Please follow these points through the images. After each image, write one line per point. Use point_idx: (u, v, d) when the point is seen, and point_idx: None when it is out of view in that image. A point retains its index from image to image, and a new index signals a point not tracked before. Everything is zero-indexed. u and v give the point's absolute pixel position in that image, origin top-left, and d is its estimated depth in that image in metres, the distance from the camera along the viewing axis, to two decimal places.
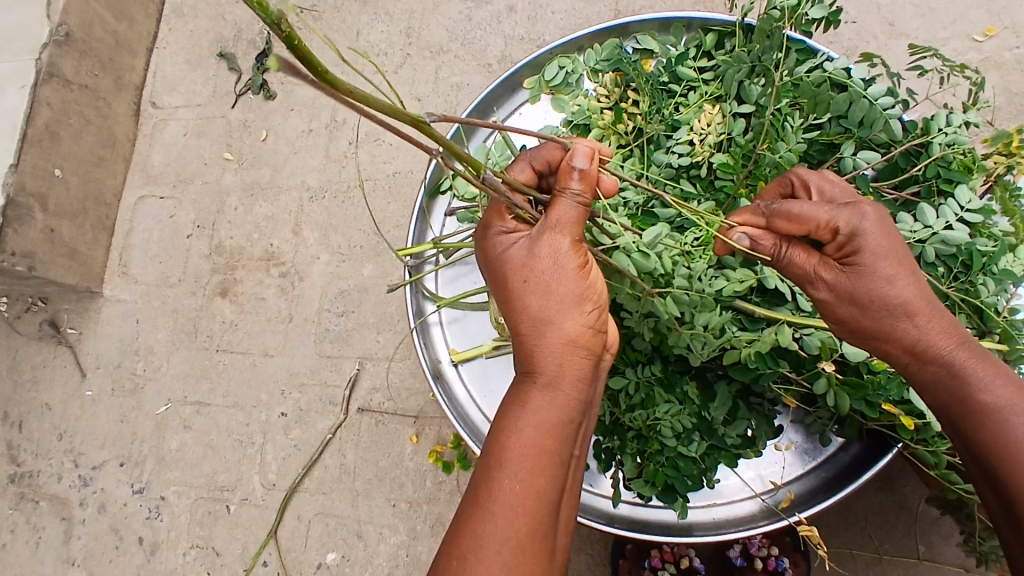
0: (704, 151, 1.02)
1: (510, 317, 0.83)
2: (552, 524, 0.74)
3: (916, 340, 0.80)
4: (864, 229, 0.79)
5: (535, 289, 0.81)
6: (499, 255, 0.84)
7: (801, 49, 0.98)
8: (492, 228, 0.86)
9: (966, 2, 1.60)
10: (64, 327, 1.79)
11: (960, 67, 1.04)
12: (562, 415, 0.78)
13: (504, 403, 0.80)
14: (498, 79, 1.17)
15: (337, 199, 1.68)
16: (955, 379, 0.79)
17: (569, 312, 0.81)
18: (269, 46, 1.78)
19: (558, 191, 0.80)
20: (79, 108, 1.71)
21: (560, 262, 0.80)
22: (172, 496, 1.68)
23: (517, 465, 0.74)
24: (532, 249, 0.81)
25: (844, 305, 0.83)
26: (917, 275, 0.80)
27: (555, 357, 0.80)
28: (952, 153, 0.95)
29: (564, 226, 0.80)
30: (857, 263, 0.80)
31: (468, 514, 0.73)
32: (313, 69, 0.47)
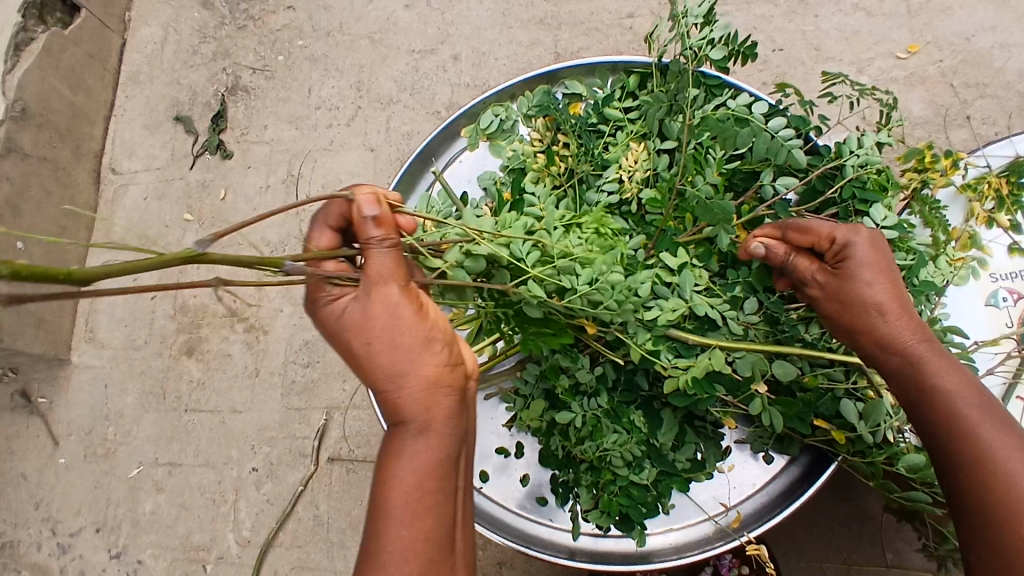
0: (632, 187, 1.08)
1: (363, 370, 0.80)
2: (447, 564, 0.73)
3: (886, 336, 0.85)
4: (855, 239, 0.88)
5: (380, 346, 0.77)
6: (336, 322, 0.80)
7: (715, 86, 1.06)
8: (313, 299, 0.81)
9: (887, 23, 1.68)
10: (35, 396, 1.80)
11: (869, 91, 1.10)
12: (431, 457, 0.75)
13: (378, 452, 0.78)
14: (437, 130, 1.22)
15: (296, 251, 1.71)
16: (923, 371, 0.82)
17: (420, 356, 0.77)
18: (224, 107, 1.84)
19: (368, 245, 0.77)
20: (39, 180, 1.74)
21: (391, 310, 0.77)
22: (149, 560, 1.67)
23: (400, 517, 0.72)
24: (364, 308, 0.78)
25: (829, 304, 0.90)
26: (899, 285, 0.88)
27: (419, 403, 0.76)
28: (866, 173, 1.00)
29: (387, 276, 0.77)
30: (846, 265, 0.88)
31: (360, 571, 0.72)
32: None
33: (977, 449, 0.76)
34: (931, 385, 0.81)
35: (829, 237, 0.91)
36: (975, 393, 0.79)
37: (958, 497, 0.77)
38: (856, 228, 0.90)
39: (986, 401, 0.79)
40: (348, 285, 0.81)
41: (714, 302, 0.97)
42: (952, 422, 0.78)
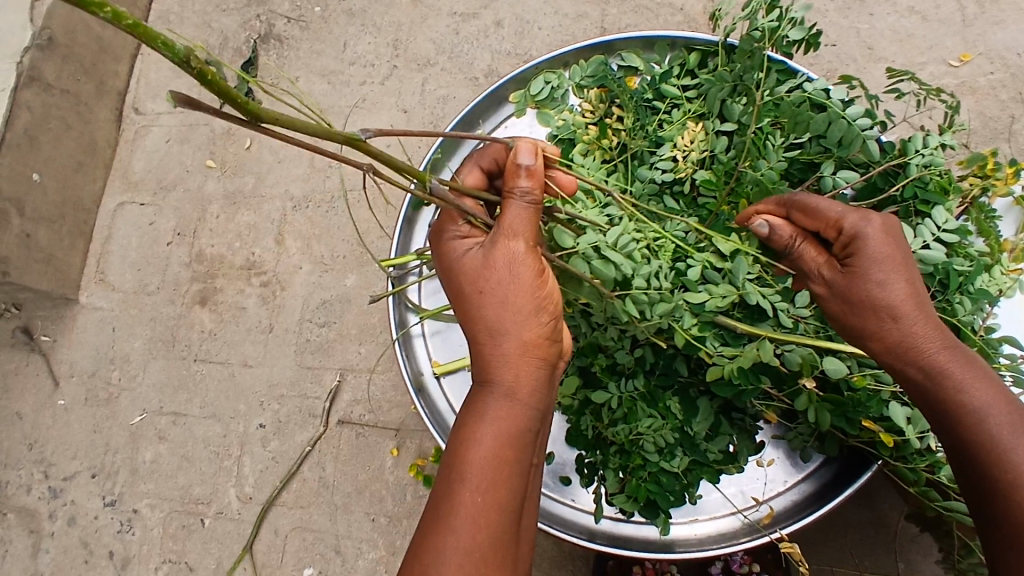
0: (687, 167, 1.03)
1: (466, 324, 0.82)
2: (513, 533, 0.74)
3: (903, 337, 0.82)
4: (867, 232, 0.84)
5: (490, 300, 0.79)
6: (455, 261, 0.83)
7: (783, 70, 1.00)
8: (446, 235, 0.85)
9: (945, 27, 1.64)
10: (38, 334, 1.76)
11: (935, 90, 1.04)
12: (515, 423, 0.76)
13: (461, 412, 0.79)
14: (483, 93, 1.17)
15: (320, 208, 1.67)
16: (943, 375, 0.79)
17: (528, 320, 0.78)
18: (255, 54, 1.78)
19: (509, 193, 0.80)
20: (60, 113, 1.69)
21: (516, 269, 0.78)
22: (145, 509, 1.64)
23: (478, 476, 0.73)
24: (487, 258, 0.80)
25: (836, 303, 0.87)
26: (915, 276, 0.83)
27: (509, 366, 0.78)
28: (929, 174, 0.96)
29: (518, 232, 0.79)
30: (856, 261, 0.84)
31: (429, 528, 0.73)
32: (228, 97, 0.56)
33: (996, 462, 0.75)
34: (951, 391, 0.79)
35: (837, 227, 0.86)
36: (995, 400, 0.77)
37: (981, 507, 0.77)
38: (862, 217, 0.85)
39: (1006, 407, 0.77)
40: (478, 228, 0.85)
41: (767, 291, 0.90)
42: (971, 429, 0.77)
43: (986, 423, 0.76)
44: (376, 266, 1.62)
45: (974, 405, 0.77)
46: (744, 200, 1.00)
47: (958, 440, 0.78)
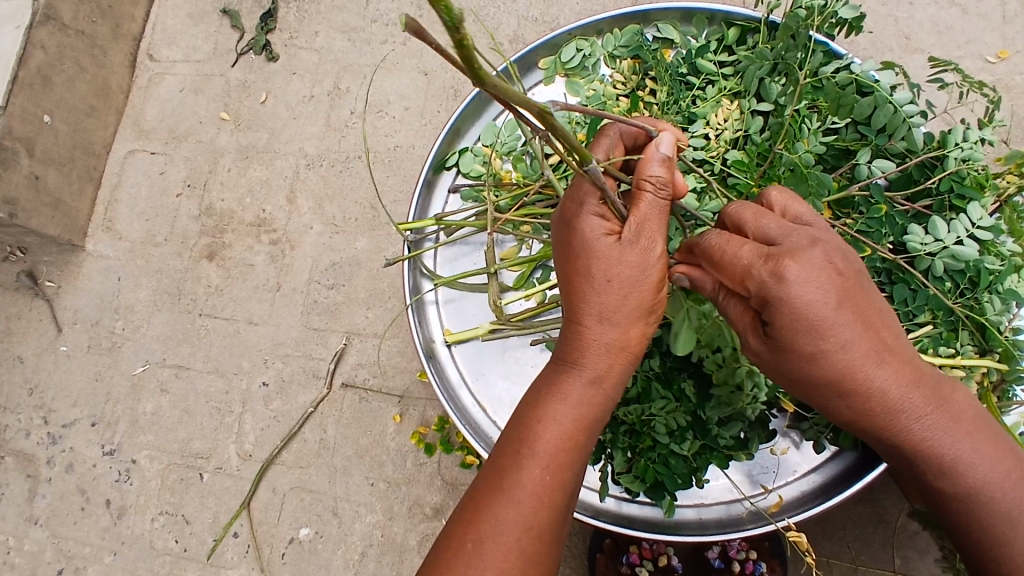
0: (719, 146, 0.99)
1: (565, 303, 0.78)
2: (565, 517, 0.74)
3: (862, 412, 0.76)
4: (786, 299, 0.70)
5: (613, 294, 0.75)
6: (581, 240, 0.76)
7: (825, 51, 0.97)
8: (578, 210, 0.76)
9: (986, 21, 1.59)
10: (42, 279, 1.74)
11: (977, 83, 0.98)
12: (595, 411, 0.76)
13: (537, 386, 0.79)
14: (514, 55, 1.11)
15: (335, 168, 1.64)
16: (918, 446, 0.76)
17: (638, 320, 0.76)
18: (275, 6, 1.73)
19: (647, 183, 0.74)
20: (74, 54, 1.65)
21: (646, 271, 0.75)
22: (143, 461, 1.64)
23: (549, 457, 0.73)
24: (619, 252, 0.75)
25: (776, 375, 0.78)
26: (867, 331, 0.72)
27: (606, 358, 0.76)
28: (967, 169, 0.91)
29: (655, 233, 0.75)
30: (781, 338, 0.73)
31: (486, 496, 0.73)
32: (471, 68, 0.42)
33: (982, 528, 0.76)
34: (930, 457, 0.76)
35: (749, 282, 0.73)
36: (982, 464, 0.75)
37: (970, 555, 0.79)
38: (779, 270, 0.71)
39: (998, 469, 0.76)
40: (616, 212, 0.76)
41: None
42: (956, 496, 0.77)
43: (976, 494, 0.76)
44: (387, 230, 1.59)
45: (962, 482, 0.76)
46: (775, 183, 0.95)
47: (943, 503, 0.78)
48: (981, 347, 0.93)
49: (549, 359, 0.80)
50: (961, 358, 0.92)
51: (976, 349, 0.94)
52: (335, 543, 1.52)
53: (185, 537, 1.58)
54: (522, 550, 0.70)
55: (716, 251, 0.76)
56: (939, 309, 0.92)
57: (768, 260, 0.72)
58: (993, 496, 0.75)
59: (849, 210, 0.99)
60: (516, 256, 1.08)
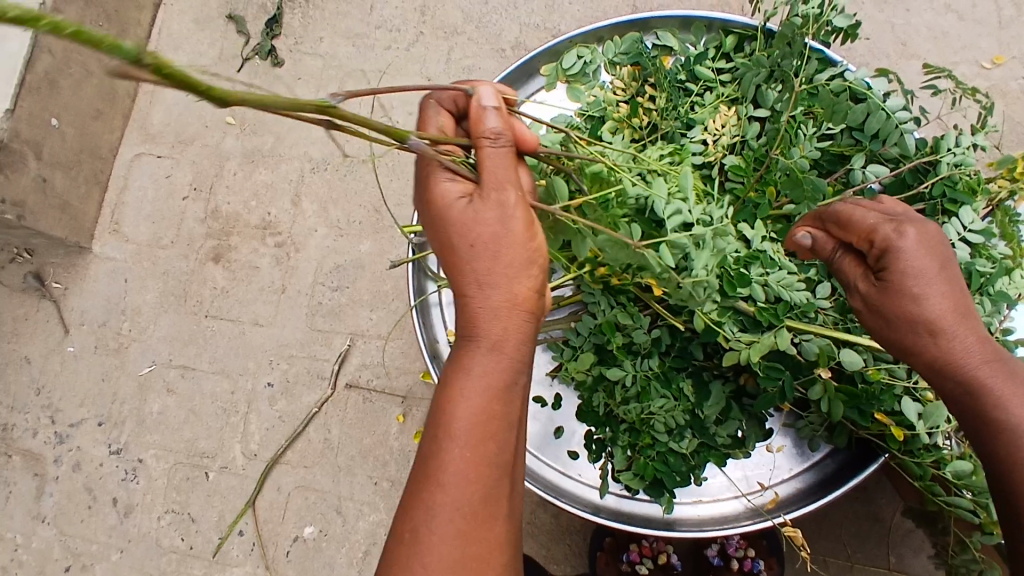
0: (717, 151, 1.02)
1: (450, 278, 0.79)
2: (501, 489, 0.73)
3: (942, 357, 0.76)
4: (901, 246, 0.77)
5: (482, 252, 0.75)
6: (440, 212, 0.78)
7: (820, 58, 1.00)
8: (431, 180, 0.79)
9: (980, 28, 1.62)
10: (49, 281, 1.76)
11: (970, 90, 1.00)
12: (501, 376, 0.74)
13: (444, 368, 0.76)
14: (517, 62, 1.15)
15: (339, 172, 1.67)
16: (984, 395, 0.74)
17: (519, 272, 0.75)
18: (280, 12, 1.76)
19: (482, 138, 0.76)
20: (81, 59, 1.67)
21: (508, 220, 0.75)
22: (150, 460, 1.66)
23: (462, 436, 0.71)
24: (473, 211, 0.75)
25: (870, 318, 0.81)
26: (956, 287, 0.77)
27: (498, 319, 0.75)
28: (960, 174, 0.93)
29: (505, 179, 0.75)
30: (889, 276, 0.78)
31: (414, 489, 0.71)
32: (193, 88, 0.52)
33: None
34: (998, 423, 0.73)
35: (870, 236, 0.80)
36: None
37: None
38: (900, 227, 0.78)
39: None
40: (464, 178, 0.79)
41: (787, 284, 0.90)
42: (1012, 456, 0.72)
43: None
44: (391, 233, 1.62)
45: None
46: (771, 187, 0.98)
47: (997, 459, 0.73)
48: None
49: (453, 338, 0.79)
50: None
51: None
52: (339, 541, 1.54)
53: (190, 535, 1.60)
54: (459, 529, 0.69)
55: (846, 214, 0.84)
56: None
57: (892, 222, 0.79)
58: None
59: None
60: None
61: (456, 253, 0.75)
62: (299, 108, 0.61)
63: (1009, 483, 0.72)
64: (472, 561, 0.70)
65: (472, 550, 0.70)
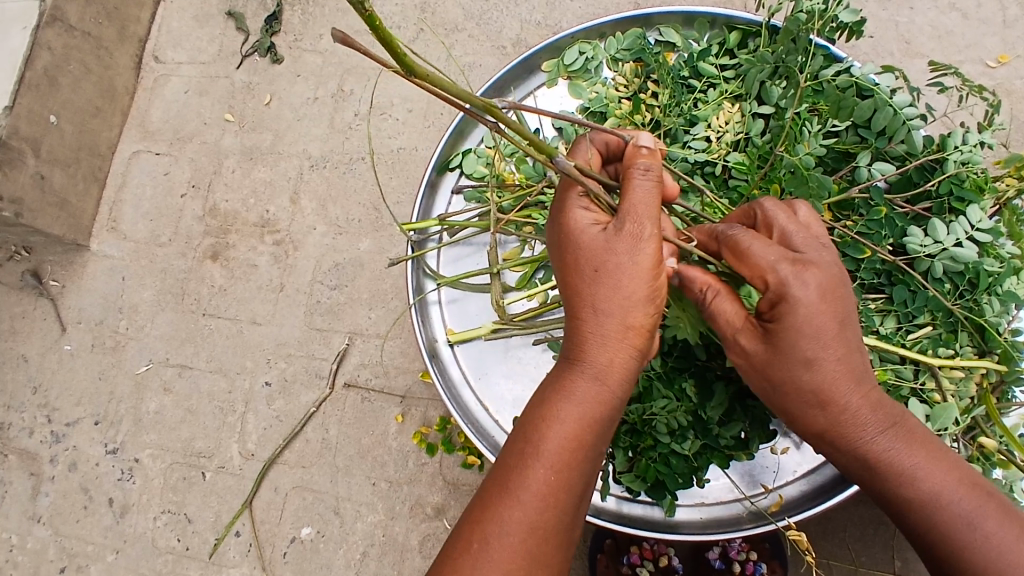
0: (721, 148, 1.00)
1: (565, 298, 0.80)
2: (572, 517, 0.74)
3: (835, 424, 0.78)
4: (796, 299, 0.73)
5: (606, 281, 0.76)
6: (573, 236, 0.79)
7: (825, 55, 0.97)
8: (566, 205, 0.81)
9: (986, 26, 1.60)
10: (47, 279, 1.75)
11: (977, 87, 0.98)
12: (600, 410, 0.75)
13: (545, 385, 0.79)
14: (515, 60, 1.12)
15: (338, 169, 1.66)
16: (885, 463, 0.77)
17: (637, 307, 0.75)
18: (279, 8, 1.74)
19: (631, 168, 0.77)
20: (80, 56, 1.67)
21: (639, 254, 0.75)
22: (146, 460, 1.64)
23: (553, 457, 0.73)
24: (608, 240, 0.76)
25: (757, 375, 0.79)
26: (852, 348, 0.76)
27: (607, 350, 0.76)
28: (966, 172, 0.91)
29: (644, 215, 0.76)
30: (779, 337, 0.75)
31: (491, 497, 0.73)
32: (393, 51, 0.49)
33: (948, 556, 0.75)
34: (896, 473, 0.77)
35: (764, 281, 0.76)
36: (933, 472, 0.76)
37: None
38: (799, 269, 0.74)
39: (957, 483, 0.76)
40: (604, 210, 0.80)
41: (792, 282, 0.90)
42: (914, 507, 0.77)
43: (939, 509, 0.75)
44: (390, 231, 1.60)
45: (928, 498, 0.76)
46: (776, 185, 0.95)
47: (909, 516, 0.77)
48: (980, 348, 0.93)
49: (558, 356, 0.81)
50: (960, 359, 0.93)
51: (975, 350, 0.94)
52: (337, 543, 1.53)
53: (187, 536, 1.59)
54: (526, 550, 0.70)
55: (742, 244, 0.77)
56: (938, 311, 0.93)
57: (794, 262, 0.74)
58: (953, 508, 0.75)
59: (850, 212, 0.99)
60: (518, 257, 1.08)
61: (578, 278, 0.76)
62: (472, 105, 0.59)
63: (915, 533, 0.77)
64: None
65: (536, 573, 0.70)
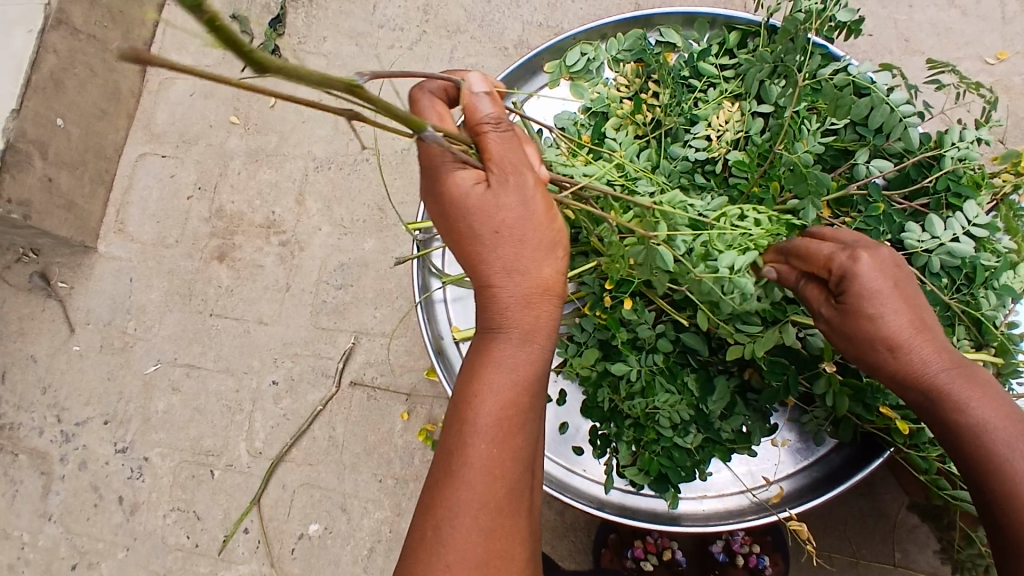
0: (721, 146, 1.01)
1: (472, 272, 0.80)
2: (524, 480, 0.75)
3: (910, 374, 0.74)
4: (859, 273, 0.73)
5: (510, 241, 0.77)
6: (458, 207, 0.78)
7: (823, 54, 0.99)
8: (440, 173, 0.79)
9: (984, 24, 1.61)
10: (55, 281, 1.77)
11: (974, 84, 0.99)
12: (531, 368, 0.77)
13: (467, 363, 0.79)
14: (519, 61, 1.15)
15: (343, 170, 1.68)
16: (957, 411, 0.72)
17: (544, 261, 0.78)
18: (284, 12, 1.76)
19: (484, 124, 0.76)
20: (86, 59, 1.69)
21: (530, 203, 0.77)
22: (155, 458, 1.66)
23: (487, 428, 0.73)
24: (494, 201, 0.77)
25: (839, 340, 0.78)
26: (912, 303, 0.75)
27: (529, 310, 0.77)
28: (963, 168, 0.93)
29: (515, 161, 0.77)
30: (847, 303, 0.75)
31: (441, 480, 0.74)
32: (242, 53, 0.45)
33: None
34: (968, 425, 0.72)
35: (826, 265, 0.77)
36: (1009, 430, 0.71)
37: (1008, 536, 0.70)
38: (856, 255, 0.75)
39: None
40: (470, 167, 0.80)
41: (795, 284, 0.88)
42: (994, 455, 0.70)
43: (991, 444, 0.71)
44: (395, 232, 1.62)
45: (997, 445, 0.70)
46: (775, 182, 0.96)
47: (966, 465, 0.72)
48: (977, 341, 0.94)
49: (476, 331, 0.81)
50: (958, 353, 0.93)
51: (973, 344, 0.95)
52: (344, 539, 1.55)
53: (196, 533, 1.61)
54: (481, 527, 0.71)
55: (800, 250, 0.81)
56: (935, 305, 0.94)
57: (848, 248, 0.76)
58: (1020, 462, 0.69)
59: (849, 208, 1.01)
60: None
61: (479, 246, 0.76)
62: (329, 85, 0.53)
63: (987, 492, 0.71)
64: (496, 555, 0.72)
65: (493, 547, 0.72)
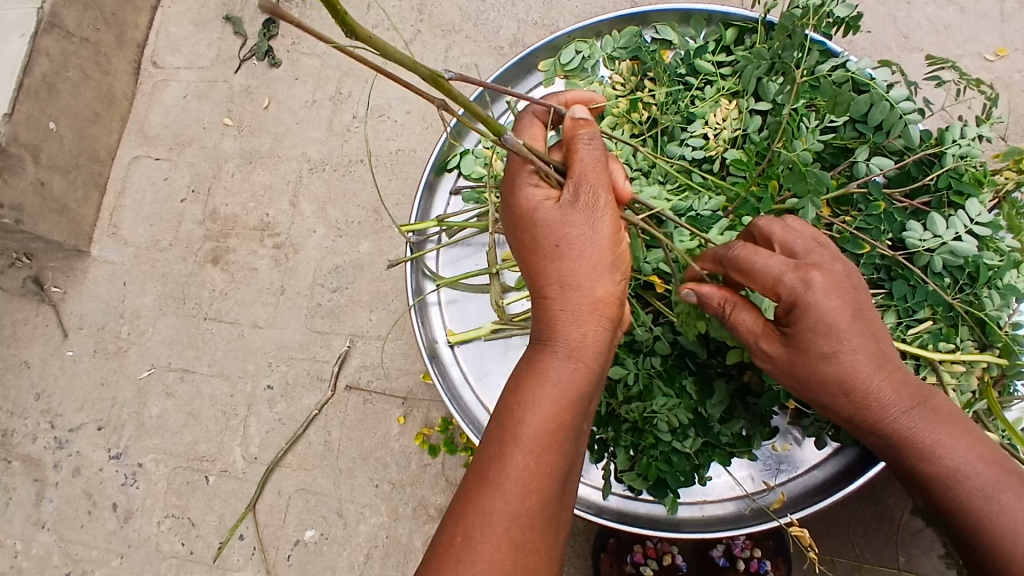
0: (718, 145, 1.00)
1: (530, 283, 0.80)
2: (558, 496, 0.74)
3: (862, 408, 0.77)
4: (808, 308, 0.72)
5: (568, 256, 0.76)
6: (525, 214, 0.79)
7: (821, 50, 0.97)
8: (515, 183, 0.80)
9: (984, 19, 1.60)
10: (48, 285, 1.76)
11: (976, 80, 0.97)
12: (579, 385, 0.76)
13: (516, 373, 0.79)
14: (514, 59, 1.13)
15: (337, 172, 1.66)
16: (907, 441, 0.78)
17: (601, 281, 0.77)
18: (277, 12, 1.74)
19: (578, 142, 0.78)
20: (79, 62, 1.68)
21: (596, 223, 0.77)
22: (149, 464, 1.65)
23: (531, 440, 0.72)
24: (562, 215, 0.77)
25: (783, 376, 0.79)
26: (870, 336, 0.75)
27: (578, 326, 0.77)
28: (965, 165, 0.91)
29: (596, 182, 0.77)
30: (798, 339, 0.75)
31: (474, 488, 0.72)
32: (340, 18, 0.46)
33: (996, 535, 0.74)
34: (916, 452, 0.78)
35: (775, 293, 0.74)
36: (967, 457, 0.76)
37: (964, 547, 0.78)
38: (807, 279, 0.72)
39: (986, 464, 0.76)
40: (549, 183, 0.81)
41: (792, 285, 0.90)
42: (949, 477, 0.77)
43: (957, 485, 0.76)
44: (390, 234, 1.61)
45: (946, 474, 0.77)
46: (773, 181, 0.94)
47: (930, 495, 0.79)
48: (981, 342, 0.93)
49: (528, 342, 0.81)
50: (961, 354, 0.92)
51: (977, 345, 0.93)
52: (340, 545, 1.53)
53: (190, 540, 1.59)
54: (512, 537, 0.70)
55: (745, 259, 0.75)
56: (937, 305, 0.92)
57: (798, 270, 0.73)
58: (972, 485, 0.76)
59: (849, 207, 0.99)
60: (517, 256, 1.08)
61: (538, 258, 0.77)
62: (416, 72, 0.54)
63: (945, 509, 0.78)
64: (525, 570, 0.70)
65: (523, 561, 0.70)
